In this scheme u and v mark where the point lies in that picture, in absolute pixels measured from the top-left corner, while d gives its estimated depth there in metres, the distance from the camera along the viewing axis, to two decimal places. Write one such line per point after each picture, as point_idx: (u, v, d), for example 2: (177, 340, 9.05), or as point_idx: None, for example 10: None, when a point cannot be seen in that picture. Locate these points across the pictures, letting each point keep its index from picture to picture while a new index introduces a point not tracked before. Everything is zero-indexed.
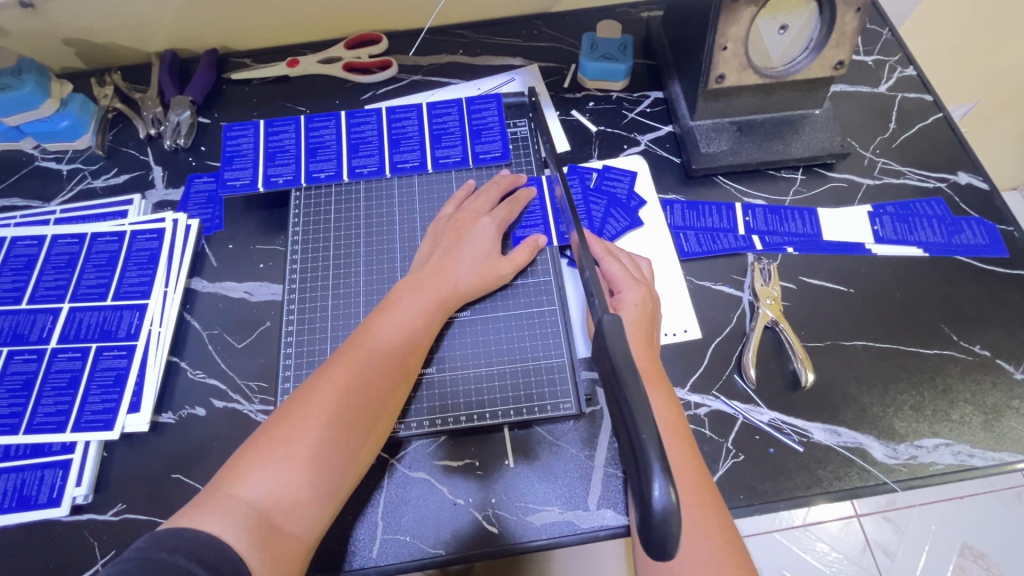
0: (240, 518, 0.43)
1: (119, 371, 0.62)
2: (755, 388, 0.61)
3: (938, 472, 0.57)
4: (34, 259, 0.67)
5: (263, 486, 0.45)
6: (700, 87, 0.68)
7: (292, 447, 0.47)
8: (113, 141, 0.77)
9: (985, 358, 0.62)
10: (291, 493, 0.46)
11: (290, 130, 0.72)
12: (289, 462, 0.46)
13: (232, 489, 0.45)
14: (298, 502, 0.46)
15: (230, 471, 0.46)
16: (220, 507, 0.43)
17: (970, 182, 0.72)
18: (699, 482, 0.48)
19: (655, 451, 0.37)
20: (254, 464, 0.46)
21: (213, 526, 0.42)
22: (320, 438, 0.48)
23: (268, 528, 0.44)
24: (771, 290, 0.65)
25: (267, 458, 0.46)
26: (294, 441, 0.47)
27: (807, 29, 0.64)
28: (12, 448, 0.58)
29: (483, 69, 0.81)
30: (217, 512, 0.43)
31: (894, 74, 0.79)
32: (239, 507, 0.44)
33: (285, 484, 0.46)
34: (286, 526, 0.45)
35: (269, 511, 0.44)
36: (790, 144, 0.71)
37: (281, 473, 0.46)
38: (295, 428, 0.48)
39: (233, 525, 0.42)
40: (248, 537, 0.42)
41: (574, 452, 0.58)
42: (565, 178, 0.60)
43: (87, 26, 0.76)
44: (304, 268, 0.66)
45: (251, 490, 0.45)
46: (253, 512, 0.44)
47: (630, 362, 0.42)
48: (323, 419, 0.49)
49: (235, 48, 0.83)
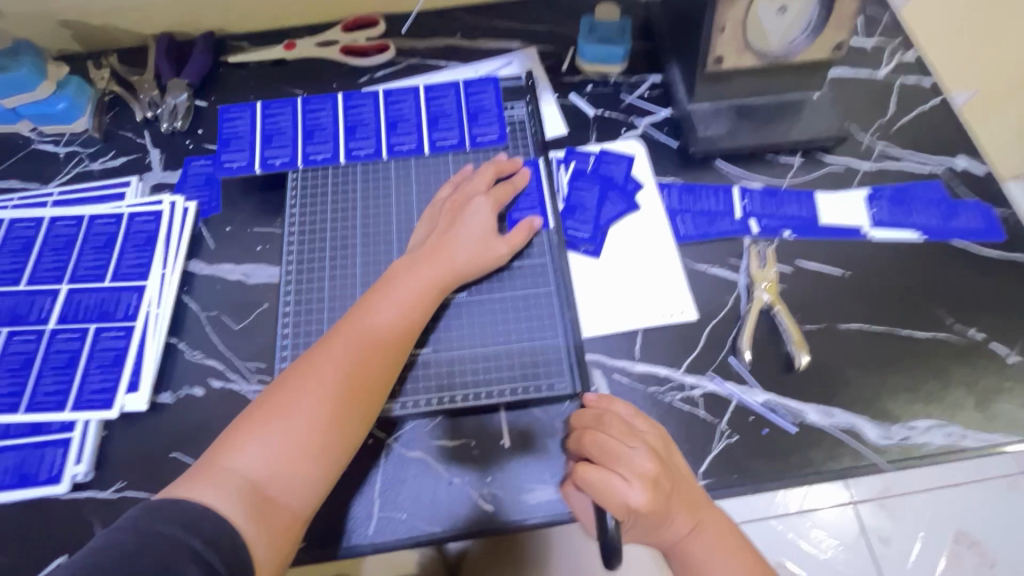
0: (235, 491, 0.44)
1: (118, 351, 0.62)
2: (749, 369, 0.61)
3: (929, 453, 0.57)
4: (32, 240, 0.68)
5: (257, 460, 0.46)
6: (698, 70, 0.68)
7: (287, 423, 0.48)
8: (110, 124, 0.77)
9: (979, 341, 0.62)
10: (284, 467, 0.47)
11: (287, 112, 0.72)
12: (283, 437, 0.47)
13: (228, 463, 0.46)
14: (293, 476, 0.47)
15: (226, 443, 0.47)
16: (216, 480, 0.45)
17: (969, 166, 0.71)
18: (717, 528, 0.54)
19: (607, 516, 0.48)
20: (250, 437, 0.47)
21: (208, 498, 0.43)
22: (314, 415, 0.49)
23: (262, 501, 0.45)
24: (768, 273, 0.65)
25: (261, 434, 0.47)
26: (288, 417, 0.48)
27: (806, 12, 0.63)
28: (12, 426, 0.59)
29: (482, 52, 0.81)
30: (211, 484, 0.44)
31: (895, 58, 0.79)
32: (233, 480, 0.45)
33: (280, 458, 0.47)
34: (280, 499, 0.46)
35: (264, 484, 0.46)
36: (788, 127, 0.71)
37: (275, 448, 0.47)
38: (290, 403, 0.49)
39: (228, 497, 0.44)
40: (242, 509, 0.44)
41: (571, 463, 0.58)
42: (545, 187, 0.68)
43: (82, 7, 0.76)
44: (302, 250, 0.67)
45: (247, 463, 0.46)
46: (247, 485, 0.45)
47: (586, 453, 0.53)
48: (318, 396, 0.49)
49: (231, 30, 0.83)
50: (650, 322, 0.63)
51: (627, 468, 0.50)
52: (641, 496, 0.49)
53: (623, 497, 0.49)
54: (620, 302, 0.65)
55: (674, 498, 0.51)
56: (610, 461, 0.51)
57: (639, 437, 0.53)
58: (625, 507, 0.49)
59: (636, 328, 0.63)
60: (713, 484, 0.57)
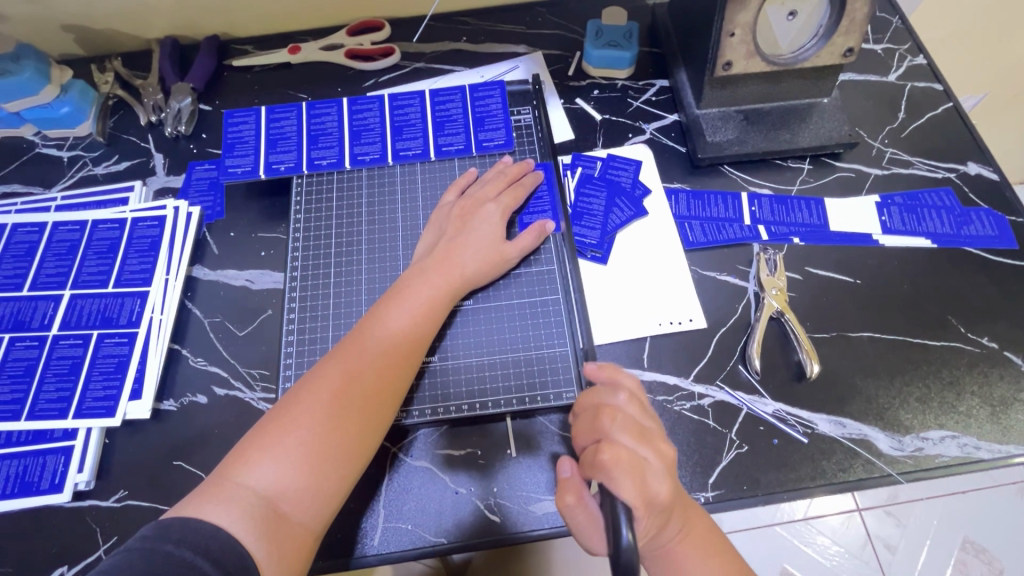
0: (246, 507, 0.44)
1: (121, 358, 0.61)
2: (759, 378, 0.60)
3: (942, 464, 0.56)
4: (35, 246, 0.67)
5: (269, 475, 0.46)
6: (707, 75, 0.67)
7: (298, 438, 0.47)
8: (113, 128, 0.77)
9: (992, 350, 0.61)
10: (296, 482, 0.46)
11: (292, 117, 0.72)
12: (294, 451, 0.47)
13: (239, 478, 0.45)
14: (305, 493, 0.46)
15: (235, 459, 0.46)
16: (227, 496, 0.44)
17: (980, 172, 0.71)
18: (706, 533, 0.50)
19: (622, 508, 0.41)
20: (261, 453, 0.46)
21: (219, 516, 0.43)
22: (326, 428, 0.48)
23: (274, 518, 0.44)
24: (777, 281, 0.64)
25: (275, 448, 0.47)
26: (301, 431, 0.48)
27: (816, 16, 0.63)
28: (13, 434, 0.58)
29: (487, 56, 0.81)
30: (223, 502, 0.44)
31: (904, 63, 0.78)
32: (245, 495, 0.44)
33: (291, 474, 0.46)
34: (292, 515, 0.45)
35: (275, 500, 0.45)
36: (797, 133, 0.70)
37: (286, 463, 0.46)
38: (301, 418, 0.48)
39: (240, 515, 0.43)
40: (253, 526, 0.43)
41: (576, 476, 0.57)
42: (554, 192, 0.67)
43: (86, 11, 0.76)
44: (307, 255, 0.66)
45: (258, 479, 0.45)
46: (259, 501, 0.44)
47: (605, 437, 0.48)
48: (328, 408, 0.49)
49: (235, 34, 0.82)
50: (659, 330, 0.63)
51: (646, 455, 0.47)
52: (662, 486, 0.46)
53: (646, 485, 0.45)
54: (629, 310, 0.64)
55: (680, 497, 0.49)
56: (631, 443, 0.47)
57: (655, 424, 0.51)
58: (647, 498, 0.45)
59: (644, 336, 0.63)
60: (723, 495, 0.56)
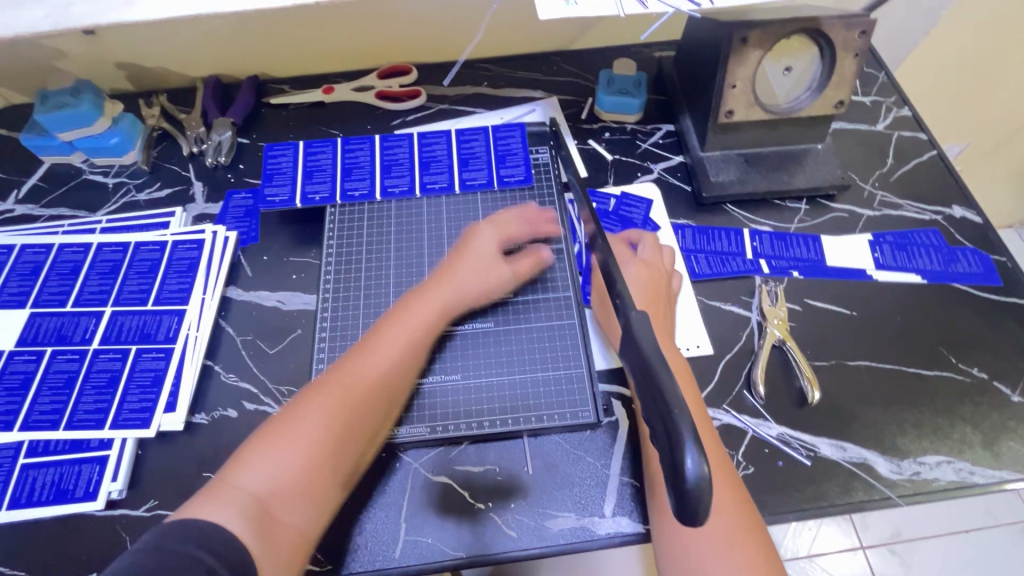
0: (242, 509, 0.46)
1: (157, 372, 0.65)
2: (763, 403, 0.63)
3: (939, 488, 0.59)
4: (79, 265, 0.71)
5: (263, 477, 0.48)
6: (711, 121, 0.73)
7: (294, 441, 0.50)
8: (157, 157, 0.82)
9: (982, 380, 0.65)
10: (290, 484, 0.49)
11: (327, 152, 0.77)
12: (289, 454, 0.50)
13: (235, 480, 0.48)
14: (296, 494, 0.49)
15: (234, 462, 0.49)
16: (227, 499, 0.46)
17: (965, 216, 0.76)
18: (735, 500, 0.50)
19: (688, 428, 0.40)
20: (257, 456, 0.49)
21: (218, 516, 0.45)
22: (321, 434, 0.51)
23: (267, 519, 0.47)
24: (778, 311, 0.68)
25: (270, 452, 0.49)
26: (296, 435, 0.51)
27: (808, 73, 0.70)
28: (52, 442, 0.61)
29: (506, 100, 0.87)
30: (223, 504, 0.46)
31: (891, 114, 0.85)
32: (241, 496, 0.47)
33: (284, 474, 0.49)
34: (282, 516, 0.48)
35: (267, 500, 0.47)
36: (793, 175, 0.76)
37: (279, 465, 0.49)
38: (298, 422, 0.51)
39: (238, 515, 0.45)
40: (249, 525, 0.45)
41: (593, 491, 0.59)
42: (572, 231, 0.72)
43: (140, 51, 0.83)
44: (338, 279, 0.70)
45: (252, 481, 0.48)
46: (253, 502, 0.47)
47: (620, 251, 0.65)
48: (323, 415, 0.52)
49: (275, 75, 0.89)
50: None
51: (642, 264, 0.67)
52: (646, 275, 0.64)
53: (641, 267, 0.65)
54: None
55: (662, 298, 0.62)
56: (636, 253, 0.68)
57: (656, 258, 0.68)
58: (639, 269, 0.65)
59: None
60: None
